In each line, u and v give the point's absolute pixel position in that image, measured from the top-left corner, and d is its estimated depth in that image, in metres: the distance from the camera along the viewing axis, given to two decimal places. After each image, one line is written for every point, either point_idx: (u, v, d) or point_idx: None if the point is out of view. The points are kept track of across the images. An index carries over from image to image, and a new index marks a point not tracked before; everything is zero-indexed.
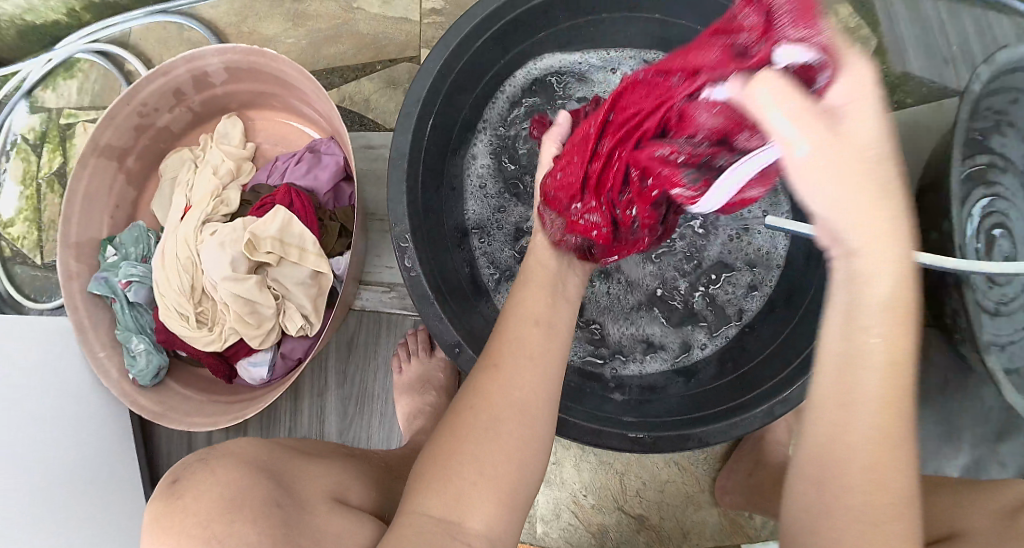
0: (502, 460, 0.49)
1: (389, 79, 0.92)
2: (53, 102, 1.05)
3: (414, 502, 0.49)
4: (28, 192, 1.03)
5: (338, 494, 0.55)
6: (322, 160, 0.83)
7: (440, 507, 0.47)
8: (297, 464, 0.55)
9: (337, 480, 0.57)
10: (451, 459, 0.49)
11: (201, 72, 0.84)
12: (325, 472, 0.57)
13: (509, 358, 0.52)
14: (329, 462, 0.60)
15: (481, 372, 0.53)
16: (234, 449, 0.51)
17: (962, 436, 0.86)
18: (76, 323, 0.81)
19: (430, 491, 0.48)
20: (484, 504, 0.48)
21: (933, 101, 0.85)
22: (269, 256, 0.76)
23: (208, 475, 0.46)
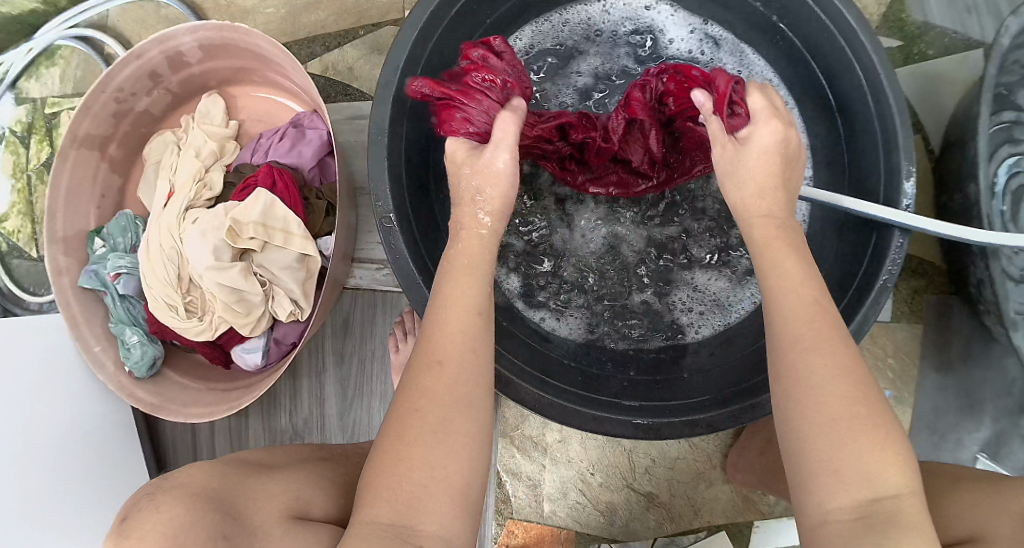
0: (450, 462, 0.46)
1: (376, 43, 0.88)
2: (38, 91, 1.02)
3: (365, 509, 0.46)
4: (19, 185, 1.02)
5: (299, 509, 0.54)
6: (306, 136, 0.80)
7: (391, 514, 0.45)
8: (248, 484, 0.54)
9: (299, 492, 0.56)
10: (399, 467, 0.46)
11: (176, 52, 0.81)
12: (285, 487, 0.56)
13: (454, 355, 0.49)
14: (289, 474, 0.59)
15: (423, 371, 0.49)
16: (182, 478, 0.51)
17: (983, 408, 0.82)
18: (68, 318, 0.81)
19: (377, 496, 0.46)
20: (437, 507, 0.45)
21: (957, 54, 0.82)
22: (252, 242, 0.73)
23: (151, 512, 0.47)
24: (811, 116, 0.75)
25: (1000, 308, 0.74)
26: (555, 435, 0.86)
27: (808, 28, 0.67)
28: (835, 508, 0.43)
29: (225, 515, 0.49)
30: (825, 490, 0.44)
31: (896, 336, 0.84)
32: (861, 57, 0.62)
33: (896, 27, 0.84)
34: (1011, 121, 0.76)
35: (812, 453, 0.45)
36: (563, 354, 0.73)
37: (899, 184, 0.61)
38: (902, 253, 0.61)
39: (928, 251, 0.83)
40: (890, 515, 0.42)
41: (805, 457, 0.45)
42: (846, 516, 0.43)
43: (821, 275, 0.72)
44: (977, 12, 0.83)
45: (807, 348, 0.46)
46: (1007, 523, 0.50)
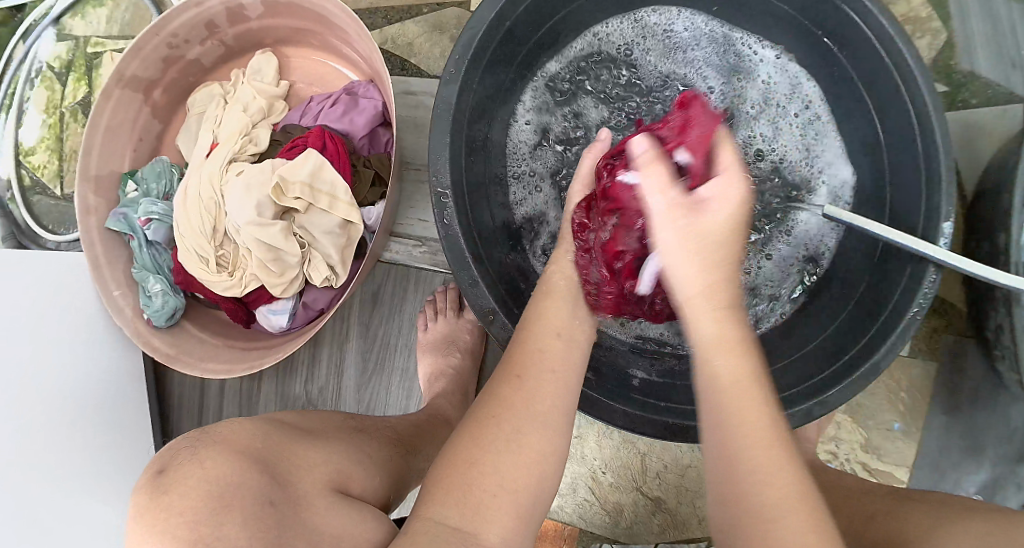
0: (522, 474, 0.46)
1: (437, 22, 0.87)
2: (81, 29, 1.01)
3: (429, 507, 0.45)
4: (51, 120, 1.00)
5: (340, 485, 0.52)
6: (359, 104, 0.79)
7: (457, 516, 0.44)
8: (293, 449, 0.50)
9: (339, 465, 0.53)
10: (460, 471, 0.46)
11: (236, 4, 0.80)
12: (328, 459, 0.52)
13: (534, 374, 0.50)
14: (333, 442, 0.56)
15: (503, 383, 0.50)
16: (226, 434, 0.46)
17: (984, 452, 0.81)
18: (91, 260, 0.79)
19: (445, 497, 0.45)
20: (501, 516, 0.44)
21: (997, 107, 0.83)
22: (296, 202, 0.73)
23: (196, 467, 0.42)
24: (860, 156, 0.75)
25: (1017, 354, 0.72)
26: (572, 430, 0.86)
27: (862, 62, 0.68)
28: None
29: (272, 477, 0.45)
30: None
31: (910, 372, 0.85)
32: (914, 97, 0.62)
33: (944, 73, 0.85)
34: None
35: (744, 522, 0.41)
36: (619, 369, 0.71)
37: (937, 223, 0.61)
38: (934, 288, 0.60)
39: (951, 293, 0.84)
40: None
41: (735, 525, 0.42)
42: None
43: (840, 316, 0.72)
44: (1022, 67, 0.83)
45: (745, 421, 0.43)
46: None
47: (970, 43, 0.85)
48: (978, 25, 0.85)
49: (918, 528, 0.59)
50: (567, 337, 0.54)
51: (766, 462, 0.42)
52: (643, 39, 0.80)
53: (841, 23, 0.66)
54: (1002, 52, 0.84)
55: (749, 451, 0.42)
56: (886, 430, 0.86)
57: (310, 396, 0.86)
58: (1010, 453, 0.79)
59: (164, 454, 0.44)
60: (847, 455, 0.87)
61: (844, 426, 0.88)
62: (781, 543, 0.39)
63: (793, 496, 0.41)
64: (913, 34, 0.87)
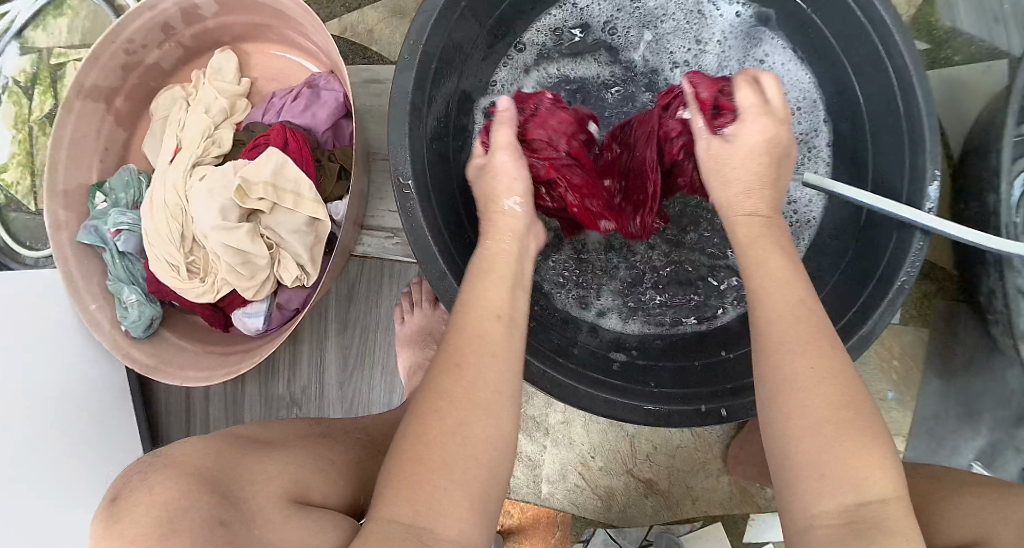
0: (470, 464, 0.44)
1: (397, 7, 0.86)
2: (44, 41, 1.00)
3: (383, 505, 0.43)
4: (20, 136, 0.99)
5: (297, 494, 0.51)
6: (321, 97, 0.78)
7: (410, 510, 0.43)
8: (247, 464, 0.51)
9: (295, 474, 0.53)
10: (416, 466, 0.44)
11: (190, 4, 0.79)
12: (284, 468, 0.53)
13: (475, 358, 0.47)
14: (290, 451, 0.56)
15: (443, 373, 0.47)
16: (177, 456, 0.47)
17: (981, 417, 0.80)
18: (65, 275, 0.79)
19: (394, 495, 0.43)
20: (452, 511, 0.43)
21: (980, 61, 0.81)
22: (261, 203, 0.72)
23: (145, 493, 0.43)
24: (840, 113, 0.73)
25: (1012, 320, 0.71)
26: (558, 416, 0.85)
27: (840, 22, 0.66)
28: (820, 513, 0.42)
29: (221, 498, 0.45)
30: (811, 495, 0.42)
31: (902, 340, 0.83)
32: (894, 56, 0.60)
33: (924, 30, 0.83)
34: None
35: (804, 452, 0.43)
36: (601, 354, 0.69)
37: (923, 187, 0.60)
38: (922, 255, 0.59)
39: (942, 259, 0.82)
40: (876, 519, 0.40)
41: (790, 450, 0.43)
42: (830, 520, 0.41)
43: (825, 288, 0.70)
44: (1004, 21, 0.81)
45: (791, 352, 0.45)
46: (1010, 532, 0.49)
47: None
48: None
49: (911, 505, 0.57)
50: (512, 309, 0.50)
51: (813, 391, 0.43)
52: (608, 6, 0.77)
53: None
54: (984, 7, 0.81)
55: (803, 382, 0.44)
56: (879, 400, 0.84)
57: (294, 397, 0.85)
58: (1007, 417, 0.79)
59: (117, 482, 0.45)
60: None
61: None
62: (845, 494, 0.41)
63: (832, 419, 0.42)
64: None
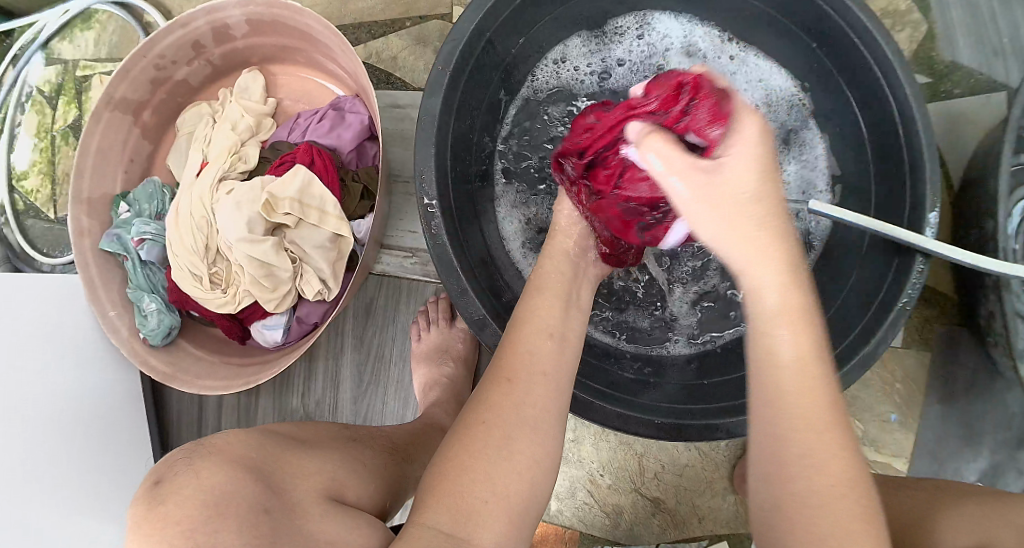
0: (513, 482, 0.46)
1: (421, 34, 0.88)
2: (69, 53, 1.02)
3: (423, 513, 0.45)
4: (42, 145, 1.01)
5: (335, 492, 0.53)
6: (346, 119, 0.80)
7: (451, 521, 0.44)
8: (285, 461, 0.51)
9: (335, 473, 0.54)
10: (468, 478, 0.46)
11: (222, 24, 0.81)
12: (323, 467, 0.54)
13: (524, 376, 0.50)
14: (324, 454, 0.57)
15: (492, 387, 0.50)
16: (221, 445, 0.47)
17: (982, 439, 0.82)
18: (86, 281, 0.80)
19: (437, 503, 0.45)
20: (492, 519, 0.45)
21: (981, 95, 0.84)
22: (287, 217, 0.73)
23: (191, 477, 0.43)
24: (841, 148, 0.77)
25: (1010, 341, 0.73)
26: (568, 433, 0.86)
27: (842, 61, 0.69)
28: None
29: (265, 487, 0.46)
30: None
31: (904, 363, 0.85)
32: (895, 89, 0.63)
33: (925, 65, 0.86)
34: None
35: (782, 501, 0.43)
36: (608, 364, 0.72)
37: (923, 215, 0.62)
38: (922, 279, 0.61)
39: (942, 283, 0.84)
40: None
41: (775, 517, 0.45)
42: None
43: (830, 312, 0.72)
44: (1002, 54, 0.84)
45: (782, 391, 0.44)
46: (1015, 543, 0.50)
47: (950, 34, 0.85)
48: (956, 13, 0.85)
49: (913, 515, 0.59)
50: (552, 325, 0.53)
51: (816, 446, 0.43)
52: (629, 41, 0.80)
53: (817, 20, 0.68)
54: (983, 40, 0.85)
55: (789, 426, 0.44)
56: (882, 422, 0.86)
57: (308, 409, 0.86)
58: (1009, 439, 0.81)
59: (161, 465, 0.45)
60: None
61: None
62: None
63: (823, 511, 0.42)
64: (893, 28, 0.87)
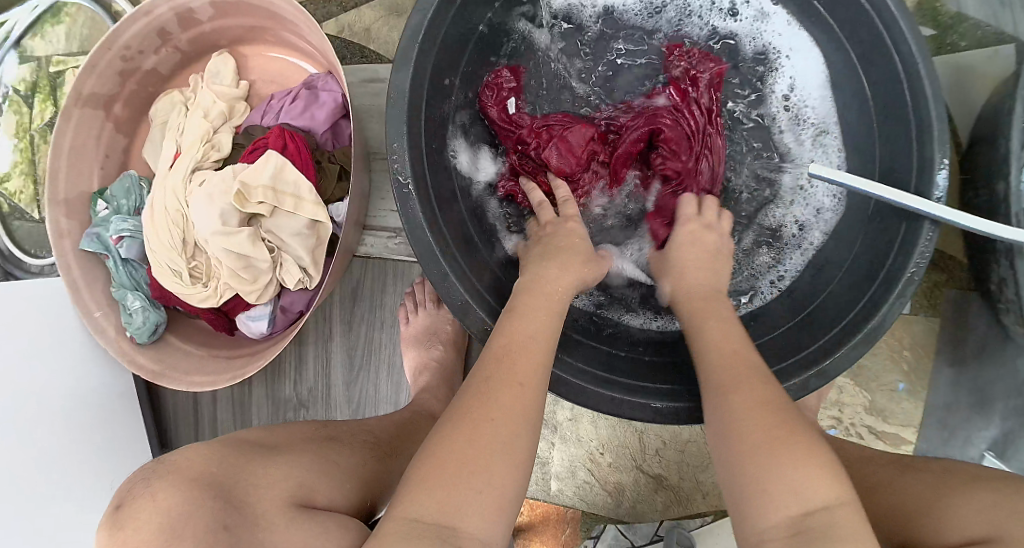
0: (507, 471, 0.45)
1: (393, 4, 0.85)
2: (42, 49, 1.00)
3: (406, 505, 0.43)
4: (22, 145, 0.99)
5: (301, 498, 0.52)
6: (320, 98, 0.77)
7: (437, 511, 0.43)
8: (252, 468, 0.51)
9: (302, 478, 0.53)
10: (461, 471, 0.44)
11: (186, 9, 0.78)
12: (289, 472, 0.53)
13: (532, 376, 0.50)
14: (301, 455, 0.56)
15: (500, 384, 0.49)
16: (182, 463, 0.48)
17: (993, 407, 0.77)
18: (69, 283, 0.78)
19: (422, 496, 0.44)
20: (482, 510, 0.43)
21: (990, 47, 0.77)
22: (261, 207, 0.71)
23: (149, 501, 0.44)
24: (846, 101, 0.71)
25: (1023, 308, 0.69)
26: (566, 413, 0.84)
27: (845, 4, 0.64)
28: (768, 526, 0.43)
29: (225, 502, 0.46)
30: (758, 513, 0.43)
31: (912, 329, 0.82)
32: (900, 42, 0.59)
33: (930, 16, 0.81)
34: None
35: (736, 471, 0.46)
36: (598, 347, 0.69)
37: (931, 175, 0.58)
38: (931, 245, 0.57)
39: (952, 247, 0.80)
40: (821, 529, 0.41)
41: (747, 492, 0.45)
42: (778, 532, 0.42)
43: (830, 286, 0.69)
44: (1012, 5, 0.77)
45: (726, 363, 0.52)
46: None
47: None
48: None
49: (921, 501, 0.56)
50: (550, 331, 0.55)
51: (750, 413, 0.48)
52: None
53: None
54: None
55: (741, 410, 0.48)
56: (890, 391, 0.83)
57: (301, 397, 0.85)
58: (1021, 406, 0.75)
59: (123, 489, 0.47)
60: (852, 419, 0.84)
61: (846, 391, 0.84)
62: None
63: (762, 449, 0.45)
64: None
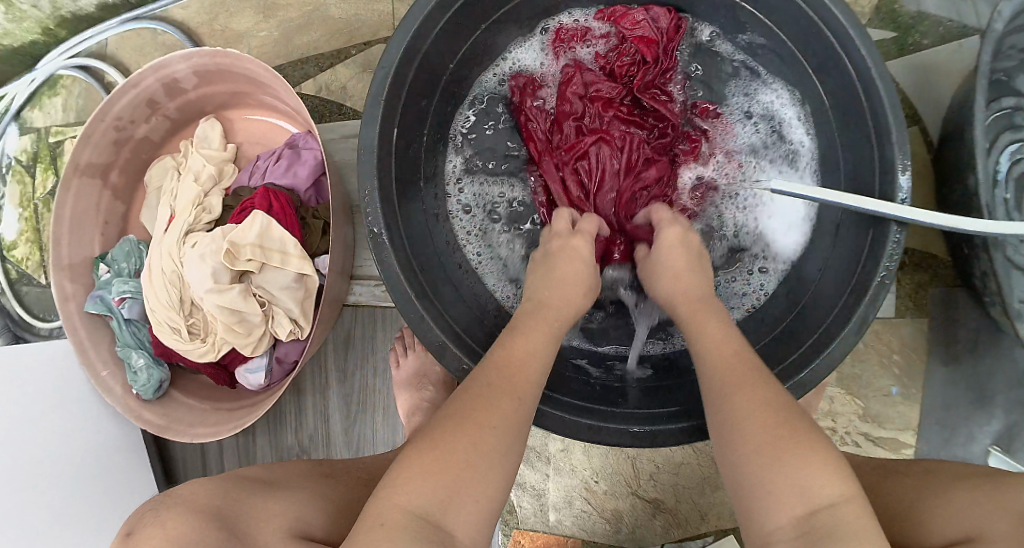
0: (493, 472, 0.48)
1: (366, 60, 0.91)
2: (41, 120, 1.04)
3: (399, 496, 0.45)
4: (27, 214, 1.04)
5: (301, 530, 0.56)
6: (302, 156, 0.81)
7: (428, 507, 0.45)
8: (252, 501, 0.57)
9: (298, 514, 0.57)
10: (438, 471, 0.46)
11: (171, 79, 0.82)
12: (289, 508, 0.58)
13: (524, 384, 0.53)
14: (295, 492, 0.60)
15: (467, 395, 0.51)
16: (186, 493, 0.55)
17: (994, 401, 0.80)
18: (75, 344, 0.81)
19: (411, 486, 0.46)
20: (469, 518, 0.46)
21: (950, 43, 0.79)
22: (250, 264, 0.74)
23: (151, 526, 0.51)
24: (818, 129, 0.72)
25: (1004, 298, 0.71)
26: (557, 443, 0.85)
27: (795, 23, 0.65)
28: (776, 527, 0.44)
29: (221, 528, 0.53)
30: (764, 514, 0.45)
31: (901, 333, 0.82)
32: (851, 52, 0.60)
33: (889, 19, 0.80)
34: (1011, 108, 0.75)
35: (752, 465, 0.47)
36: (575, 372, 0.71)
37: (894, 181, 0.59)
38: (901, 248, 0.58)
39: (933, 246, 0.80)
40: (830, 527, 0.42)
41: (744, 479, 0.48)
42: (786, 532, 0.44)
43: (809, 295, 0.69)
44: None
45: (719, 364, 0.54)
46: (1002, 524, 0.46)
47: None
48: None
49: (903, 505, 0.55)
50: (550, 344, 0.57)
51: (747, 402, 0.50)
52: (597, 39, 0.78)
53: None
54: None
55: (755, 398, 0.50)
56: (883, 397, 0.82)
57: (302, 445, 0.87)
58: (1021, 398, 0.78)
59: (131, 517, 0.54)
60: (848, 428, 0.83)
61: (838, 399, 0.83)
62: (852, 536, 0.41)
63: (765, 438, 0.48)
64: None
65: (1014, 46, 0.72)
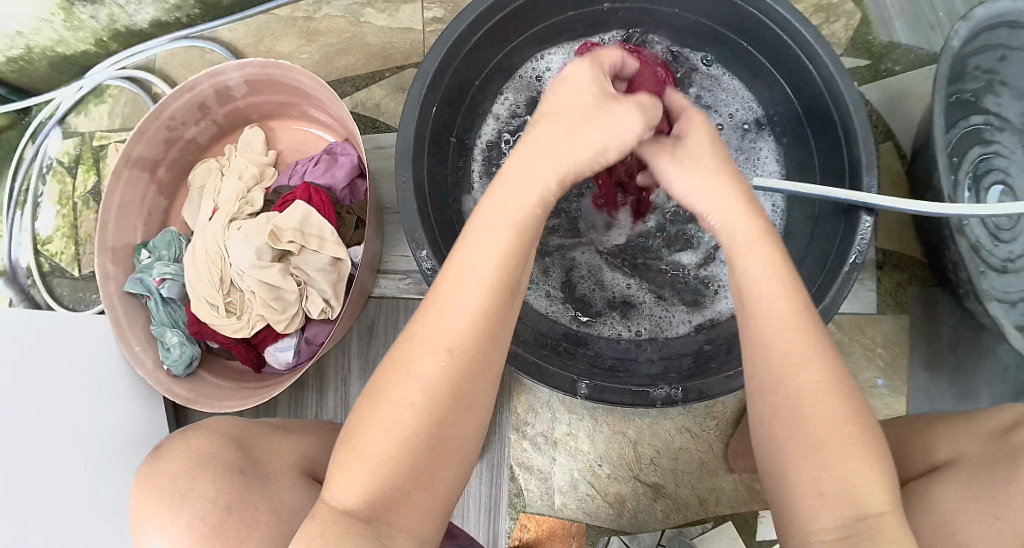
0: (439, 467, 0.45)
1: (399, 82, 1.01)
2: (85, 126, 1.12)
3: (334, 490, 0.43)
4: (64, 211, 1.10)
5: (309, 469, 0.63)
6: (338, 160, 0.89)
7: (366, 508, 0.42)
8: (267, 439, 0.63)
9: (307, 453, 0.65)
10: (371, 465, 0.43)
11: (223, 86, 0.91)
12: (299, 448, 0.65)
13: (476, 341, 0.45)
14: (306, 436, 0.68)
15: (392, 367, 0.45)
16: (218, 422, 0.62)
17: (980, 396, 0.86)
18: (114, 321, 0.87)
19: (345, 481, 0.43)
20: (417, 514, 0.44)
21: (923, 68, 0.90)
22: (291, 244, 0.82)
23: (182, 444, 0.57)
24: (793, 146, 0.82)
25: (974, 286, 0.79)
26: (563, 428, 0.91)
27: (771, 49, 0.76)
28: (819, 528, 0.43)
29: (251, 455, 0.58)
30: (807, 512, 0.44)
31: (882, 328, 0.90)
32: (818, 65, 0.70)
33: (864, 49, 0.92)
34: (980, 124, 0.86)
35: (786, 452, 0.45)
36: (583, 350, 0.77)
37: (862, 178, 0.68)
38: (870, 232, 0.67)
39: (908, 248, 0.90)
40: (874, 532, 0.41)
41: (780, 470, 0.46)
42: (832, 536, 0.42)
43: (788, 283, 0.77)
44: (940, 29, 0.91)
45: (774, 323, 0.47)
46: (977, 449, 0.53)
47: (885, 19, 0.91)
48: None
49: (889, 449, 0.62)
50: (513, 259, 0.47)
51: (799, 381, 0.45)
52: None
53: (743, 18, 0.76)
54: (919, 20, 0.91)
55: (782, 351, 0.46)
56: (871, 388, 0.90)
57: None
58: (1003, 393, 0.85)
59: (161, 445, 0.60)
60: None
61: None
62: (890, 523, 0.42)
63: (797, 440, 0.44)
64: (828, 20, 0.93)
65: (977, 68, 0.84)
